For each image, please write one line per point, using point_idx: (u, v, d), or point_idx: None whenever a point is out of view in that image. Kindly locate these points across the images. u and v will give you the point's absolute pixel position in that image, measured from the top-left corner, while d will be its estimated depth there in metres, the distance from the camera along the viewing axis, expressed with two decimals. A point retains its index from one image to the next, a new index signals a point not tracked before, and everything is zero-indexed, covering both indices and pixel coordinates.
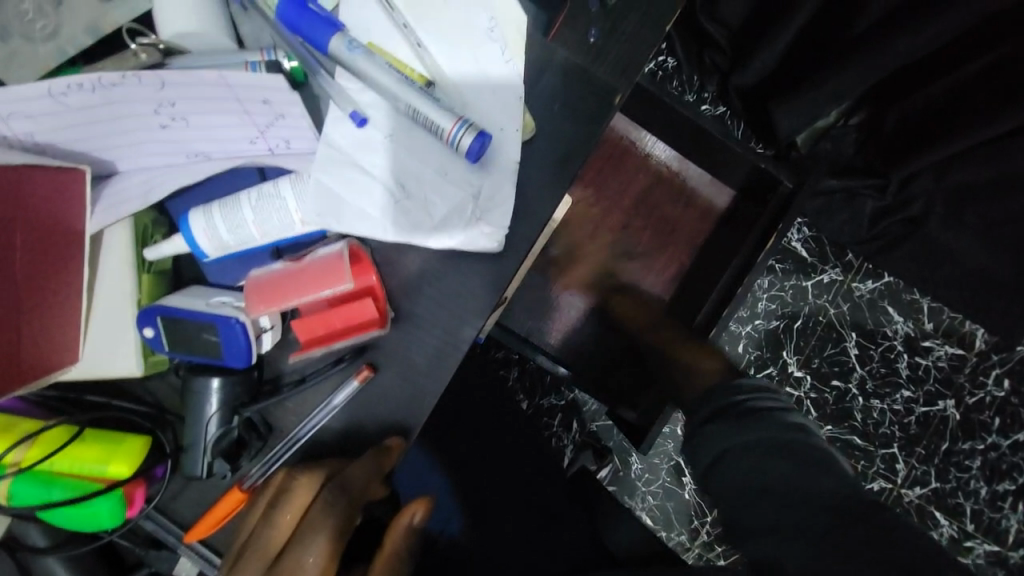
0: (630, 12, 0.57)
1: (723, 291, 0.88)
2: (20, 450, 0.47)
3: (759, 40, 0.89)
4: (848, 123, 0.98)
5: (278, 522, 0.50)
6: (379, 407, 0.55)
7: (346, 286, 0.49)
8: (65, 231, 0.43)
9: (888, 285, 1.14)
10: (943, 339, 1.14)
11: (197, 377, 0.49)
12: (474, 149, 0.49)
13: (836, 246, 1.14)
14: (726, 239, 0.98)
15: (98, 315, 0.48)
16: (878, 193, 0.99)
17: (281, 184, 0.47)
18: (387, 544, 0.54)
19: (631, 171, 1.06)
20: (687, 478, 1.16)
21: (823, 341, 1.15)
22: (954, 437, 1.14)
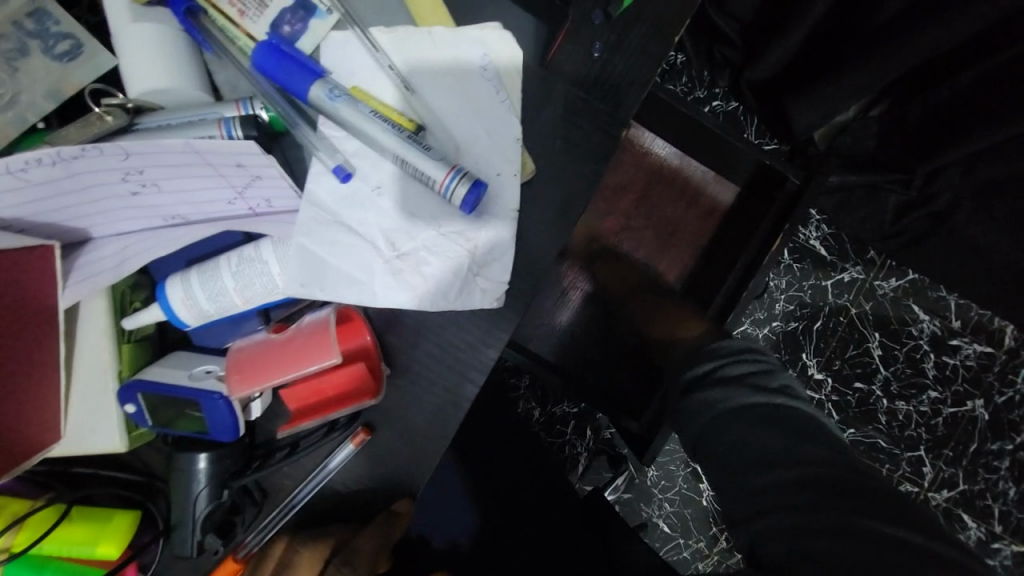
0: (636, 22, 0.48)
1: (732, 287, 0.87)
2: (8, 536, 0.45)
3: (771, 36, 0.83)
4: (869, 115, 0.93)
5: None
6: (379, 467, 0.52)
7: (334, 361, 0.45)
8: (37, 310, 0.41)
9: (913, 282, 1.09)
10: (971, 336, 1.09)
11: (182, 453, 0.46)
12: (469, 200, 0.45)
13: (856, 243, 1.08)
14: (734, 240, 0.94)
15: (79, 391, 0.45)
16: (902, 187, 0.90)
17: (263, 247, 0.44)
18: None
19: (632, 170, 0.99)
20: (705, 485, 1.13)
21: (844, 341, 1.10)
22: (983, 437, 1.10)
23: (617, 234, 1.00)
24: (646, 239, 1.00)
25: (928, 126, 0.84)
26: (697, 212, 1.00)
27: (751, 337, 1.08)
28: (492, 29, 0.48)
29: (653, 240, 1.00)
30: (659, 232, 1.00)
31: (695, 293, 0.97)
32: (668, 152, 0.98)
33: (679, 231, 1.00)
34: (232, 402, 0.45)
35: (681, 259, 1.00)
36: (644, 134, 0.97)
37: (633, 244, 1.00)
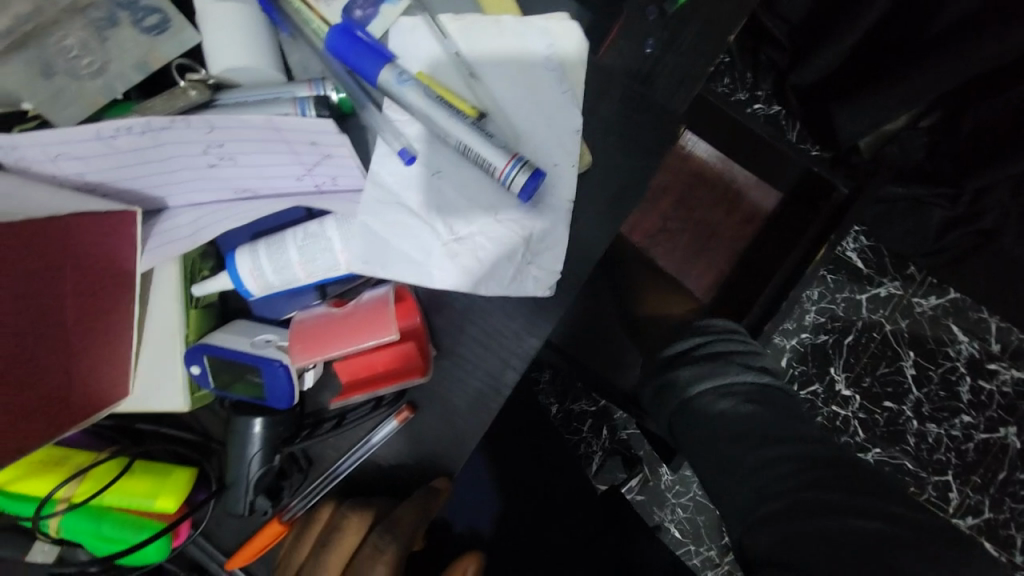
0: (691, 18, 0.50)
1: (766, 304, 0.84)
2: (72, 485, 0.47)
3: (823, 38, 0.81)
4: (919, 124, 0.88)
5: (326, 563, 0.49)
6: (417, 446, 0.54)
7: (392, 337, 0.47)
8: (116, 271, 0.42)
9: (953, 302, 1.05)
10: (1010, 362, 1.05)
11: (240, 417, 0.48)
12: (527, 188, 0.46)
13: (896, 258, 1.05)
14: (773, 246, 0.93)
15: (148, 350, 0.48)
16: (948, 202, 0.87)
17: (327, 224, 0.46)
18: None
19: (670, 170, 1.01)
20: None
21: (877, 358, 1.07)
22: (1014, 466, 1.06)
23: (653, 237, 1.02)
24: (682, 243, 1.02)
25: (980, 137, 0.81)
26: (737, 219, 1.00)
27: (780, 347, 1.07)
28: (559, 20, 0.48)
29: (688, 245, 1.01)
30: (698, 232, 1.01)
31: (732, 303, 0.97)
32: (710, 155, 0.99)
33: (717, 236, 1.01)
34: (291, 371, 0.47)
35: (716, 267, 1.01)
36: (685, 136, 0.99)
37: (668, 246, 1.02)
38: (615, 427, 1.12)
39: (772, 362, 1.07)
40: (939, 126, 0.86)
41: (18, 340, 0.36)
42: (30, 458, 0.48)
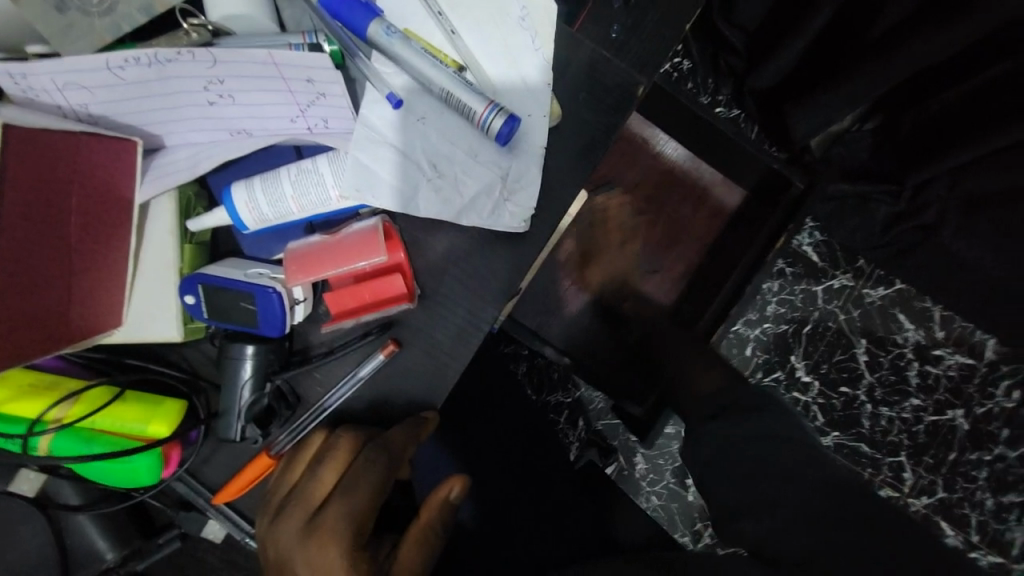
0: (650, 10, 0.61)
1: (732, 292, 0.92)
2: (63, 408, 0.48)
3: (774, 45, 0.90)
4: (863, 128, 1.01)
5: (320, 476, 0.49)
6: (402, 383, 0.57)
7: (381, 259, 0.52)
8: (117, 199, 0.45)
9: (899, 292, 1.15)
10: (954, 347, 1.14)
11: (232, 343, 0.51)
12: (503, 132, 0.51)
13: (846, 252, 1.15)
14: (737, 239, 1.02)
15: (142, 281, 0.50)
16: (891, 198, 0.99)
17: (319, 161, 0.49)
18: (421, 517, 0.51)
19: (642, 170, 1.10)
20: (691, 480, 1.17)
21: (833, 346, 1.16)
22: (962, 448, 1.14)
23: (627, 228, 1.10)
24: (657, 230, 1.10)
25: (918, 132, 0.91)
26: (704, 213, 1.09)
27: (742, 336, 1.16)
28: None
29: (659, 236, 1.10)
30: (668, 230, 1.10)
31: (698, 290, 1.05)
32: (678, 153, 1.08)
33: (685, 230, 1.09)
34: (292, 289, 0.51)
35: (685, 258, 1.09)
36: (657, 137, 1.08)
37: (637, 244, 1.10)
38: (591, 418, 1.18)
39: (737, 350, 1.16)
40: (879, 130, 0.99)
41: (27, 248, 0.39)
42: (17, 381, 0.48)
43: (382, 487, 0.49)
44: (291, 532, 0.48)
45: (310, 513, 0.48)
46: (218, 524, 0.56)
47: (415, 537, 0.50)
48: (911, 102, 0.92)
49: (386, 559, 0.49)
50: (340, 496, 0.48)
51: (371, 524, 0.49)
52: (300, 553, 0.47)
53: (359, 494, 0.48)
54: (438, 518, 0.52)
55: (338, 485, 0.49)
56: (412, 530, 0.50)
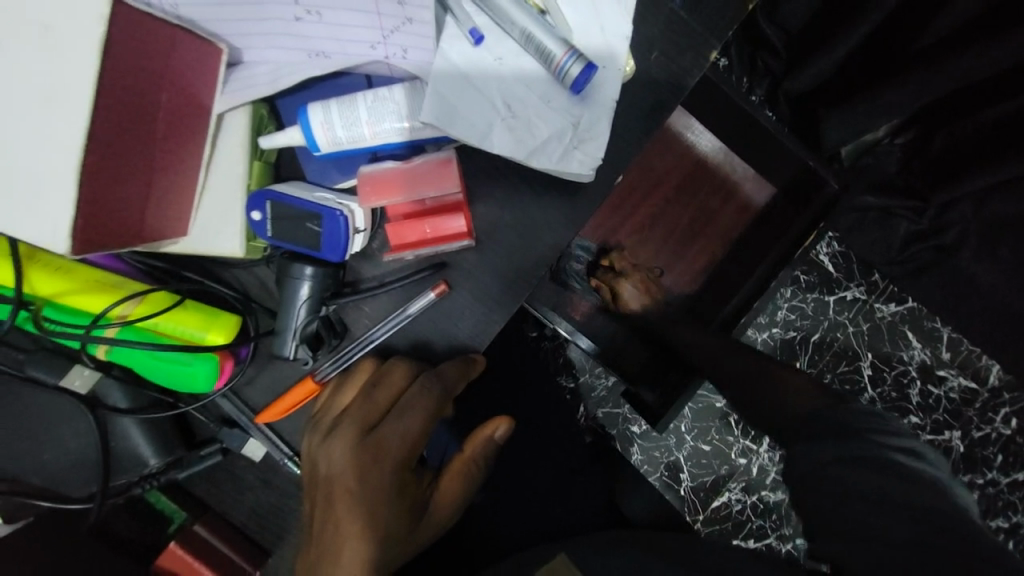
0: None
1: (763, 274, 0.93)
2: (128, 306, 0.48)
3: (820, 45, 0.89)
4: (895, 142, 0.99)
5: (374, 399, 0.50)
6: (447, 327, 0.58)
7: (456, 190, 0.53)
8: (197, 103, 0.45)
9: (911, 311, 1.13)
10: (958, 370, 1.13)
11: (295, 263, 0.51)
12: (580, 80, 0.50)
13: (862, 265, 1.13)
14: (767, 234, 1.02)
15: (210, 196, 0.50)
16: (914, 214, 1.01)
17: (396, 90, 0.49)
18: (467, 449, 0.55)
19: (672, 159, 1.09)
20: (684, 475, 1.16)
21: (839, 356, 1.15)
22: (955, 468, 1.14)
23: (653, 216, 1.09)
24: (683, 220, 1.09)
25: (948, 151, 0.92)
26: (731, 209, 1.08)
27: (752, 340, 1.15)
28: None
29: (684, 228, 1.09)
30: (696, 219, 1.09)
31: (717, 280, 1.05)
32: (711, 145, 1.08)
33: (712, 223, 1.09)
34: (356, 212, 0.52)
35: (709, 252, 1.08)
36: (691, 127, 1.08)
37: (658, 238, 1.09)
38: (591, 405, 1.16)
39: None
40: (910, 146, 0.98)
41: (118, 134, 0.39)
42: (83, 275, 0.48)
43: (435, 415, 0.51)
44: (342, 449, 0.49)
45: (365, 430, 0.50)
46: (257, 443, 0.57)
47: (460, 467, 0.54)
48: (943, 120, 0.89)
49: (430, 487, 0.52)
50: (394, 418, 0.50)
51: (423, 446, 0.51)
52: (354, 469, 0.48)
53: (414, 418, 0.50)
54: (482, 453, 0.55)
55: (394, 405, 0.50)
56: (456, 462, 0.54)
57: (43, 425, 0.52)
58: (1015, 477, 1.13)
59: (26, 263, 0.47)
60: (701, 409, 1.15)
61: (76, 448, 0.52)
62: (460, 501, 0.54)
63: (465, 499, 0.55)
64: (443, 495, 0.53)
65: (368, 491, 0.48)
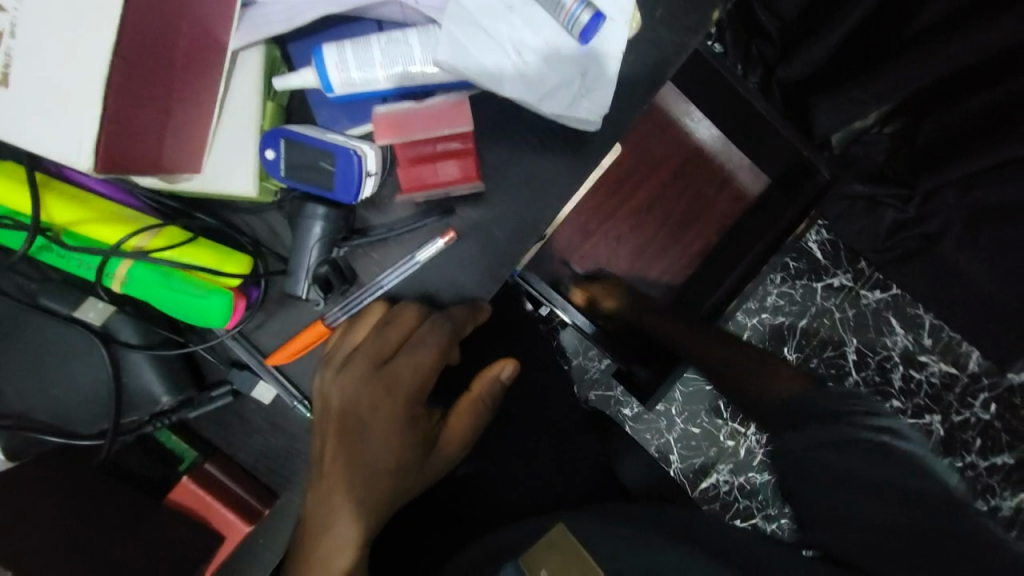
0: None
1: (752, 261, 0.95)
2: (144, 239, 0.49)
3: (813, 35, 0.90)
4: (883, 131, 1.00)
5: (385, 335, 0.53)
6: (455, 276, 0.58)
7: (469, 129, 0.53)
8: (214, 41, 0.46)
9: (895, 298, 1.18)
10: (939, 355, 1.18)
11: (309, 202, 0.53)
12: (588, 28, 0.52)
13: (850, 253, 1.18)
14: (759, 221, 1.04)
15: (225, 134, 0.50)
16: (901, 203, 1.02)
17: (410, 32, 0.51)
18: (475, 388, 0.56)
19: (670, 146, 1.10)
20: (674, 457, 1.19)
21: (825, 341, 1.19)
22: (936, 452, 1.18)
23: (651, 202, 1.11)
24: (680, 207, 1.11)
25: (935, 141, 0.94)
26: (726, 196, 1.10)
27: (741, 325, 1.19)
28: None
29: (681, 212, 1.10)
30: (693, 204, 1.10)
31: (711, 264, 1.08)
32: (710, 134, 1.09)
33: (709, 209, 1.10)
34: (368, 156, 0.52)
35: (704, 236, 1.10)
36: (690, 113, 1.08)
37: (656, 222, 1.10)
38: (585, 386, 1.19)
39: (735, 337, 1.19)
40: (899, 134, 0.99)
41: (142, 61, 0.40)
42: (99, 208, 0.49)
43: (444, 352, 0.53)
44: (356, 379, 0.52)
45: (377, 363, 0.53)
46: (267, 386, 0.57)
47: (467, 406, 0.55)
48: (935, 108, 0.92)
49: (439, 423, 0.55)
50: (406, 353, 0.52)
51: (433, 381, 0.54)
52: (366, 397, 0.51)
53: (423, 353, 0.52)
54: (489, 392, 0.56)
55: (405, 341, 0.53)
56: (463, 400, 0.55)
57: (54, 376, 0.53)
58: (992, 461, 1.17)
59: (43, 189, 0.47)
60: (690, 394, 1.19)
61: (87, 393, 0.53)
62: (469, 438, 0.56)
63: (474, 437, 0.57)
64: (452, 433, 0.55)
65: (380, 417, 0.52)
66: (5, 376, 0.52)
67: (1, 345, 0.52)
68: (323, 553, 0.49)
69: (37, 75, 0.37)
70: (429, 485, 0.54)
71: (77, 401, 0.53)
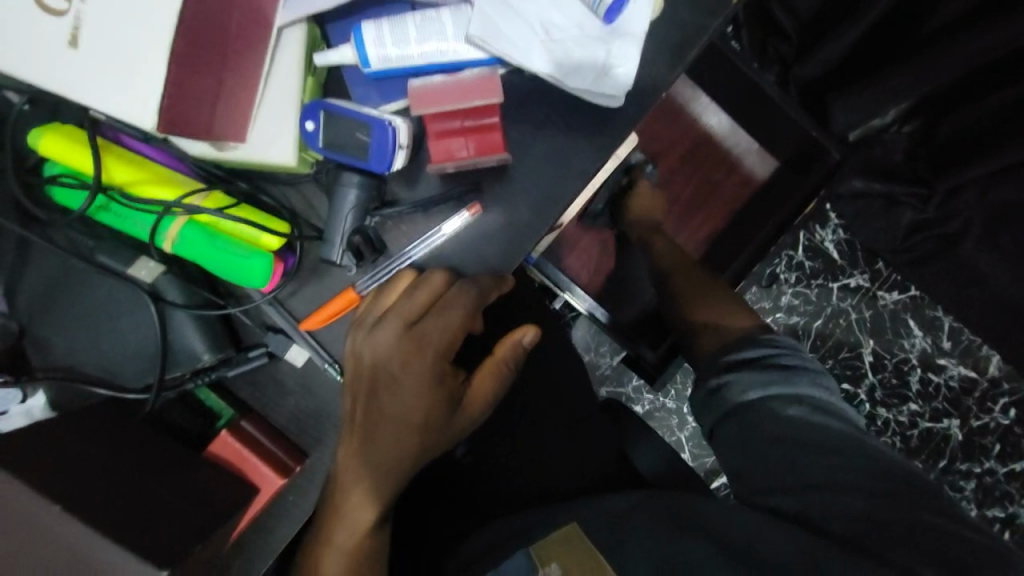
0: None
1: (764, 241, 0.97)
2: (199, 198, 0.53)
3: (832, 28, 0.91)
4: (903, 129, 1.02)
5: (413, 299, 0.55)
6: (479, 248, 0.60)
7: (497, 101, 0.56)
8: (263, 18, 0.49)
9: (913, 299, 1.16)
10: (959, 358, 1.16)
11: (344, 171, 0.55)
12: (613, 9, 0.55)
13: (867, 252, 1.16)
14: (767, 209, 1.04)
15: (267, 107, 0.53)
16: (920, 202, 1.01)
17: (443, 11, 0.54)
18: (499, 352, 0.59)
19: (678, 131, 1.10)
20: (685, 454, 1.20)
21: (840, 343, 1.17)
22: (954, 456, 1.16)
23: (658, 186, 1.11)
24: (685, 194, 1.11)
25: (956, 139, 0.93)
26: (734, 181, 1.10)
27: None
28: None
29: (687, 197, 1.11)
30: (699, 189, 1.11)
31: (720, 253, 1.09)
32: (719, 121, 1.09)
33: (715, 194, 1.11)
34: (400, 129, 0.54)
35: (712, 220, 1.11)
36: (700, 101, 1.08)
37: (662, 207, 1.11)
38: (596, 382, 1.20)
39: None
40: (917, 133, 1.00)
41: (200, 33, 0.43)
42: (155, 172, 0.53)
43: (470, 316, 0.56)
44: (387, 339, 0.55)
45: (406, 324, 0.55)
46: (299, 350, 0.60)
47: (491, 368, 0.59)
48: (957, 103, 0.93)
49: (464, 384, 0.59)
50: (433, 315, 0.55)
51: (459, 343, 0.57)
52: (396, 357, 0.55)
53: (449, 317, 0.55)
54: (511, 356, 0.59)
55: (433, 304, 0.55)
56: (488, 361, 0.59)
57: (104, 331, 0.57)
58: (1011, 467, 1.15)
59: (105, 152, 0.52)
60: None
61: (132, 349, 0.57)
62: (492, 397, 0.60)
63: (497, 397, 0.61)
64: (477, 393, 0.59)
65: (410, 375, 0.56)
66: (53, 328, 0.57)
67: (55, 299, 0.57)
68: (360, 486, 0.56)
69: (104, 37, 0.41)
70: (456, 438, 0.59)
71: (121, 355, 0.57)
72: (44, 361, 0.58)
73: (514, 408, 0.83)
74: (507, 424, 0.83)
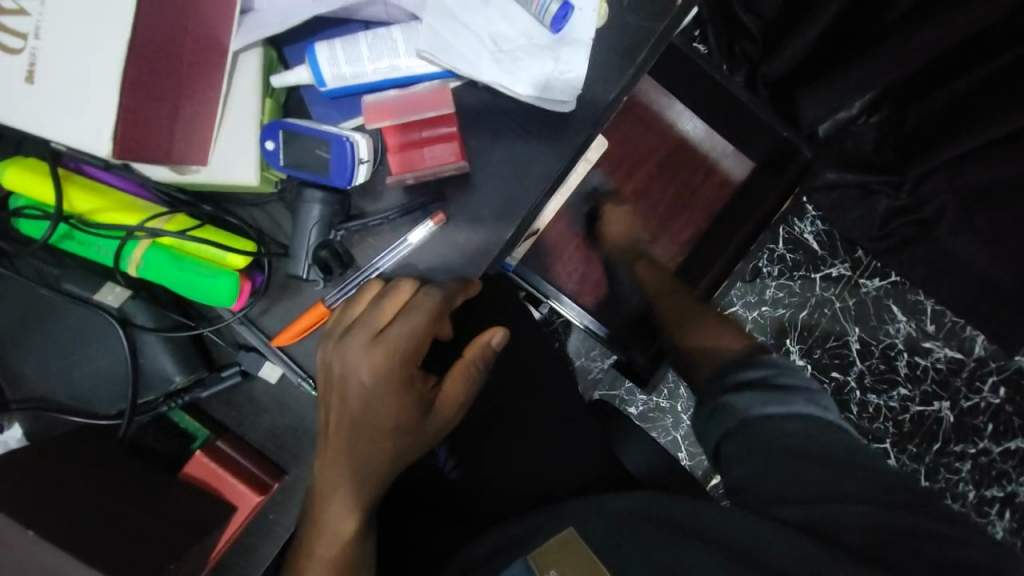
0: None
1: (744, 241, 0.99)
2: (160, 223, 0.54)
3: (791, 29, 0.94)
4: (869, 121, 1.04)
5: (380, 310, 0.57)
6: (446, 256, 0.61)
7: (451, 111, 0.59)
8: (217, 45, 0.51)
9: (894, 285, 1.18)
10: (943, 340, 1.17)
11: (307, 187, 0.57)
12: (558, 17, 0.57)
13: (846, 242, 1.18)
14: (747, 209, 1.05)
15: (227, 130, 0.55)
16: (891, 189, 1.03)
17: (394, 29, 0.55)
18: (468, 354, 0.61)
19: (652, 137, 1.13)
20: (681, 453, 1.21)
21: (826, 332, 1.19)
22: (947, 438, 1.17)
23: (639, 193, 1.13)
24: (666, 198, 1.13)
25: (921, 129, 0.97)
26: (712, 183, 1.12)
27: (742, 318, 1.19)
28: None
29: (669, 203, 1.13)
30: (680, 193, 1.13)
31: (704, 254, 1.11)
32: (694, 125, 1.11)
33: (695, 197, 1.13)
34: (359, 143, 0.56)
35: (693, 224, 1.13)
36: (673, 107, 1.11)
37: (645, 213, 1.13)
38: (588, 387, 1.21)
39: None
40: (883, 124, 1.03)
41: (151, 62, 0.44)
42: (116, 199, 0.54)
43: (435, 321, 0.57)
44: (355, 350, 0.56)
45: (374, 334, 0.56)
46: (273, 367, 0.60)
47: (461, 371, 0.60)
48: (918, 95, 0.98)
49: (434, 387, 0.60)
50: (399, 324, 0.56)
51: (426, 347, 0.59)
52: (366, 367, 0.56)
53: (414, 322, 0.56)
54: (481, 356, 0.60)
55: (399, 313, 0.57)
56: (458, 363, 0.60)
57: (76, 360, 0.57)
58: (1005, 446, 1.16)
59: (66, 182, 0.54)
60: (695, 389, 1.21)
61: (105, 375, 0.57)
62: (464, 398, 0.61)
63: (470, 398, 0.62)
64: (448, 394, 0.60)
65: (381, 383, 0.57)
66: (29, 360, 0.58)
67: (28, 331, 0.57)
68: (338, 496, 0.57)
69: (58, 71, 0.42)
70: (432, 442, 0.60)
71: (97, 383, 0.57)
72: (18, 394, 0.58)
73: (503, 417, 0.83)
74: (497, 434, 0.83)
